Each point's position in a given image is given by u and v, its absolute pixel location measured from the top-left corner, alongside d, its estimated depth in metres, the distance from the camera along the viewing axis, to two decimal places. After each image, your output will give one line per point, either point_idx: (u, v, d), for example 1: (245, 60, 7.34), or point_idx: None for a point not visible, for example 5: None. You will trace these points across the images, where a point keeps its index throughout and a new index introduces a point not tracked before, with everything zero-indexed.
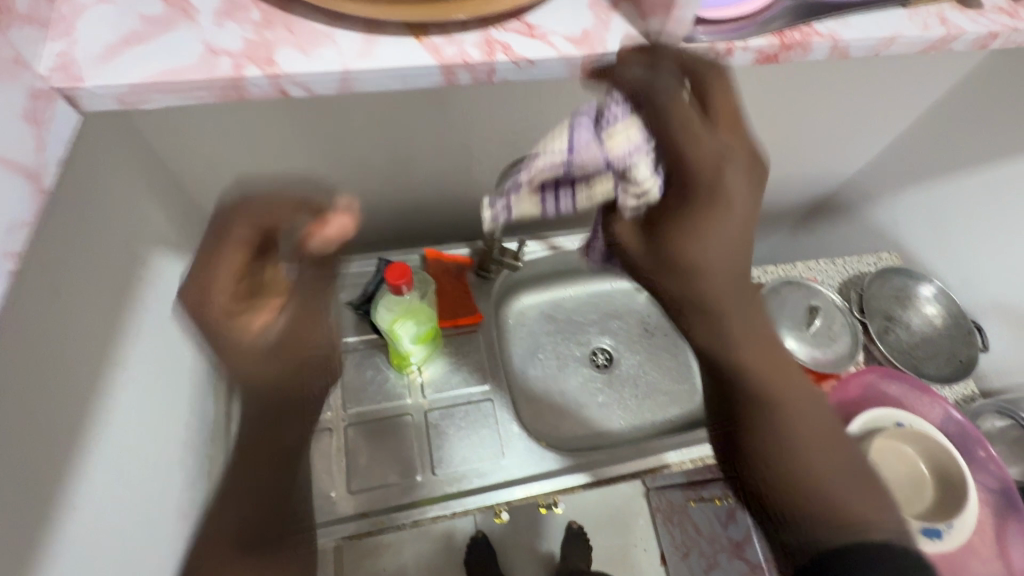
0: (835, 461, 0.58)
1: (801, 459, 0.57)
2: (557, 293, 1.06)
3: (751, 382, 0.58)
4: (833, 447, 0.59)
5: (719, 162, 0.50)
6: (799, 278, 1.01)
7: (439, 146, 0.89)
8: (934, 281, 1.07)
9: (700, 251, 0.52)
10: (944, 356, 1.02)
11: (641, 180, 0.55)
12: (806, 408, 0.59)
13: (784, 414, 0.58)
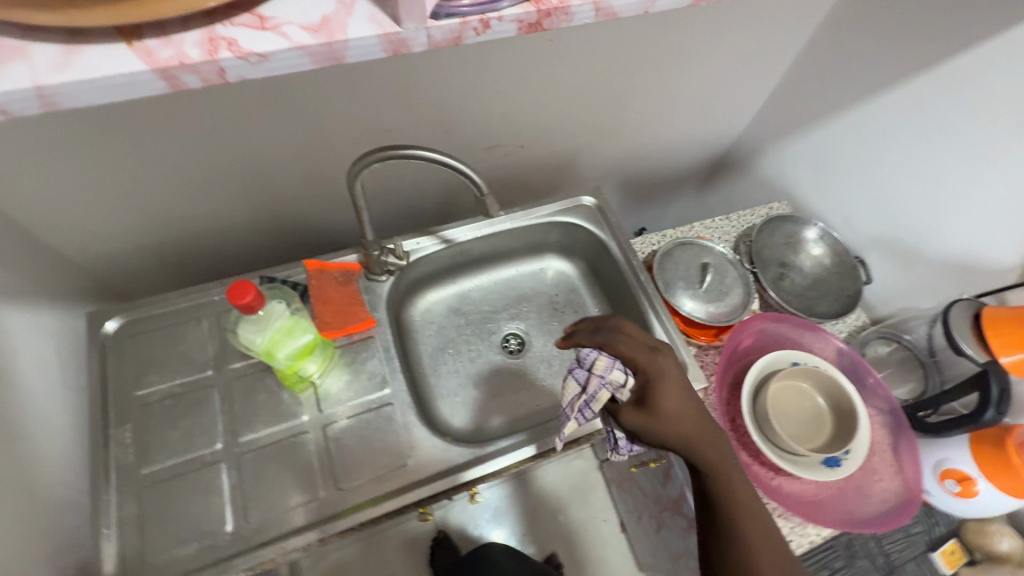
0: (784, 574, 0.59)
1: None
2: (462, 285, 1.07)
3: (727, 505, 0.62)
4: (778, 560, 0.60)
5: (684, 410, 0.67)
6: (690, 238, 1.03)
7: (304, 143, 0.87)
8: (819, 224, 1.12)
9: (675, 411, 0.66)
10: (834, 293, 1.07)
11: (615, 373, 0.69)
12: (758, 525, 0.61)
13: (755, 536, 0.60)
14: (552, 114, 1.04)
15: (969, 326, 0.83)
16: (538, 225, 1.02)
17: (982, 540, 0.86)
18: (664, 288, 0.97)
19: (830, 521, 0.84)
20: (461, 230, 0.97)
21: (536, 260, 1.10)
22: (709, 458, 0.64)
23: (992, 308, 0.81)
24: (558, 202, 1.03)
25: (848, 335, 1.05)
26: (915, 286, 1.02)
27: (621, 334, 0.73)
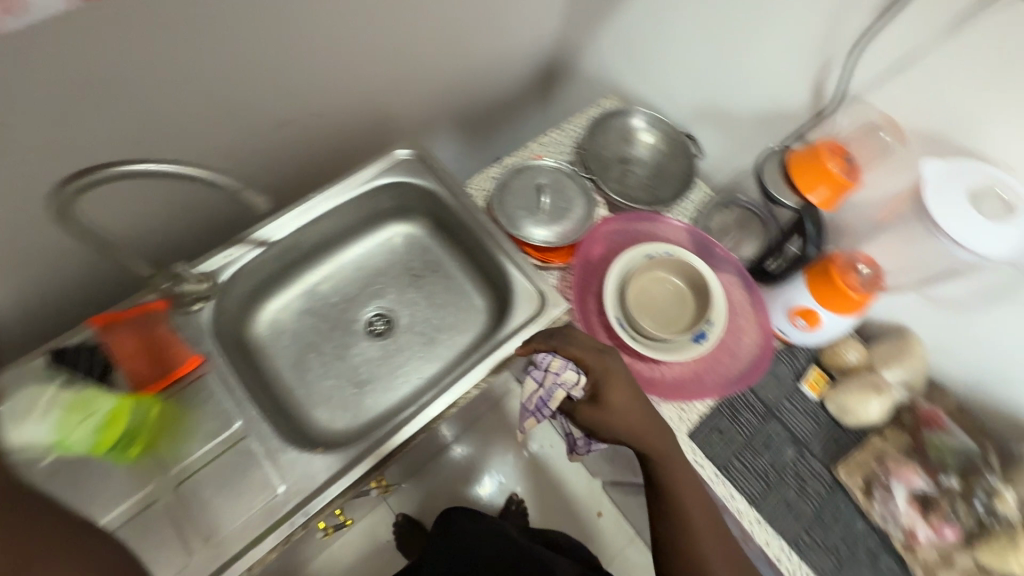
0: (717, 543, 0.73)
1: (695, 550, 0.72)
2: (307, 281, 0.98)
3: (670, 486, 0.74)
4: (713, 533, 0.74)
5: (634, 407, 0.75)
6: (521, 163, 0.99)
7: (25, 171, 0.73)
8: (646, 111, 1.10)
9: (619, 413, 0.74)
10: (674, 177, 1.09)
11: (567, 376, 0.80)
12: (694, 503, 0.74)
13: (692, 509, 0.74)
14: (330, 64, 0.93)
15: (780, 175, 0.86)
16: (362, 195, 0.94)
17: (835, 361, 0.95)
18: (507, 223, 0.93)
19: (706, 392, 0.92)
20: (273, 227, 0.87)
21: (378, 230, 1.03)
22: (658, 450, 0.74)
23: (794, 152, 0.85)
24: (376, 163, 0.94)
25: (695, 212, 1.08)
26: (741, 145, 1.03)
27: (572, 337, 0.79)
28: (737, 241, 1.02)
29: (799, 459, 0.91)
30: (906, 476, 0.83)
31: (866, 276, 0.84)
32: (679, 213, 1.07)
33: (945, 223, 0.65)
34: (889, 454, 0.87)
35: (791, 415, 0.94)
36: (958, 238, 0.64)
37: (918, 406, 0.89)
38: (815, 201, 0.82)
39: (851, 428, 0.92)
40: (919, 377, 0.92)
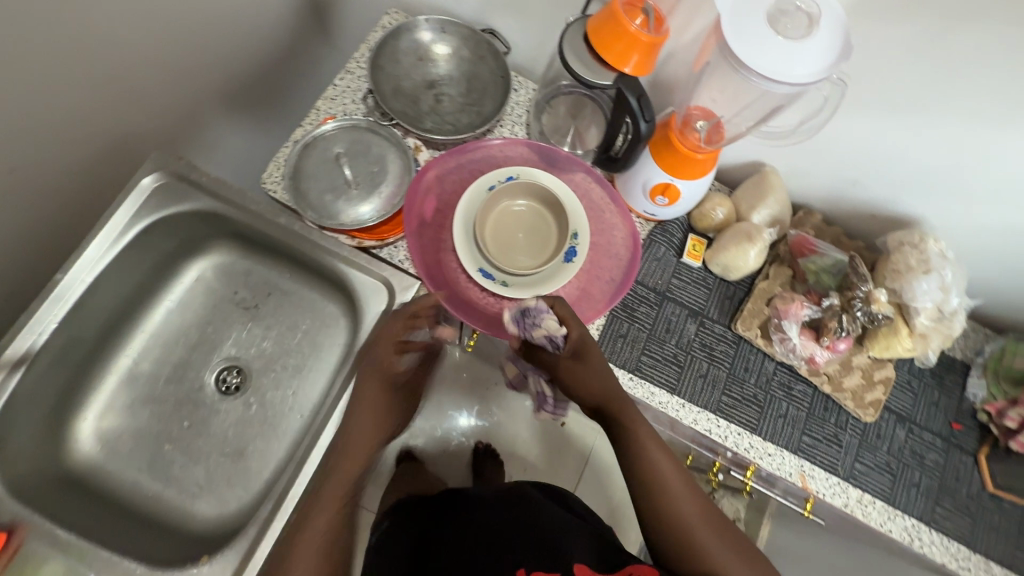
0: (691, 495, 0.69)
1: (671, 507, 0.67)
2: (119, 367, 0.81)
3: (635, 445, 0.71)
4: (687, 487, 0.69)
5: (602, 369, 0.75)
6: (306, 137, 0.81)
7: None
8: (430, 17, 0.92)
9: (585, 380, 0.75)
10: (491, 81, 0.94)
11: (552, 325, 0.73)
12: (664, 460, 0.70)
13: (663, 467, 0.70)
14: None
15: (586, 52, 0.75)
16: (125, 250, 0.74)
17: (706, 223, 0.92)
18: (317, 216, 0.77)
19: (601, 304, 0.86)
20: (23, 337, 0.67)
21: (179, 275, 0.85)
22: (624, 411, 0.73)
23: (591, 21, 0.73)
24: (119, 206, 0.73)
25: (527, 115, 0.95)
26: (544, 25, 0.90)
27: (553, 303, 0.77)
28: (577, 134, 0.93)
29: (701, 330, 0.90)
30: (794, 312, 0.84)
31: (704, 129, 0.78)
32: (512, 124, 0.95)
33: (752, 59, 0.57)
34: (776, 294, 0.88)
35: (683, 290, 0.91)
36: (767, 74, 0.57)
37: (789, 237, 0.89)
38: (629, 71, 0.72)
39: (737, 280, 0.92)
40: (784, 207, 0.91)
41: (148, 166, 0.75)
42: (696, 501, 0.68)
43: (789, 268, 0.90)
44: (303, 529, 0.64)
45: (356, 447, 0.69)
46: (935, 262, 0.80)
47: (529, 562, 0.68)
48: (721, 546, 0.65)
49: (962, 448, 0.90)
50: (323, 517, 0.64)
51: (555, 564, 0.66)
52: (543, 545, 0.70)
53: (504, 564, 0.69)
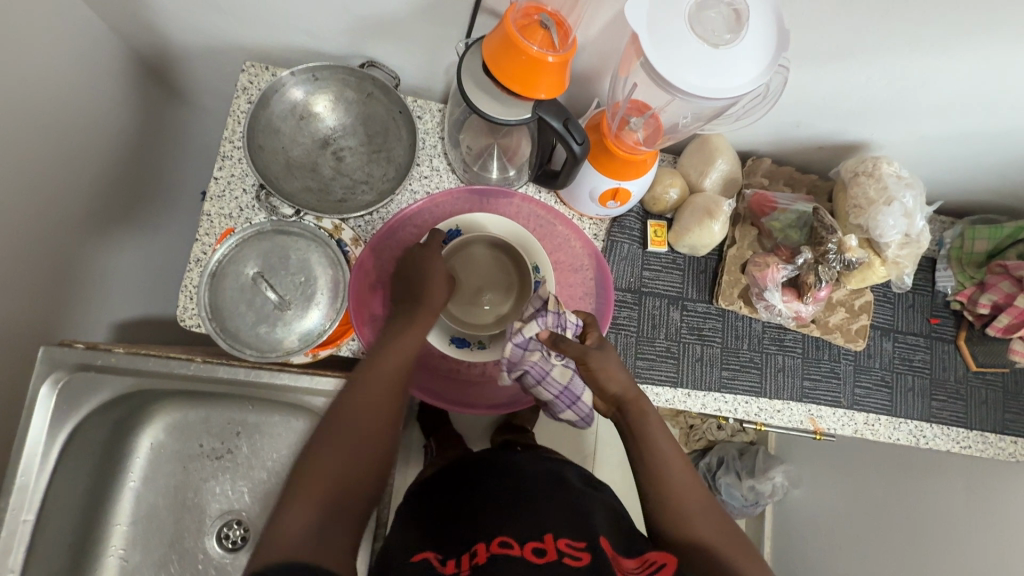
0: (684, 477, 0.64)
1: (664, 490, 0.63)
2: (110, 569, 0.74)
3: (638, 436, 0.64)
4: (684, 474, 0.64)
5: (611, 375, 0.63)
6: (210, 266, 0.71)
7: None
8: (295, 68, 0.77)
9: (607, 373, 0.62)
10: (390, 121, 0.82)
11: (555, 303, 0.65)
12: (667, 446, 0.64)
13: (662, 445, 0.64)
14: None
15: (490, 82, 0.64)
16: (62, 465, 0.66)
17: (662, 205, 0.87)
18: (258, 354, 0.70)
19: None
20: None
21: (132, 451, 0.76)
22: (630, 410, 0.65)
23: (486, 44, 0.62)
24: (35, 424, 0.65)
25: (441, 147, 0.84)
26: (430, 43, 0.77)
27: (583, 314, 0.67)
28: (504, 152, 0.81)
29: (685, 314, 0.88)
30: (771, 277, 0.82)
31: (641, 127, 0.71)
32: (429, 159, 0.84)
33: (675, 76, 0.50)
34: (749, 257, 0.86)
35: (657, 280, 0.88)
36: (692, 91, 0.50)
37: (747, 196, 0.87)
38: (544, 96, 0.63)
39: (706, 253, 0.89)
40: (734, 166, 0.86)
41: (40, 372, 0.65)
42: (689, 488, 0.63)
43: (754, 227, 0.88)
44: (344, 422, 0.54)
45: (407, 342, 0.61)
46: (894, 189, 0.78)
47: (558, 527, 0.63)
48: (693, 510, 0.62)
49: (944, 339, 0.94)
50: (372, 418, 0.55)
51: (581, 533, 0.62)
52: (570, 509, 0.67)
53: (525, 523, 0.64)
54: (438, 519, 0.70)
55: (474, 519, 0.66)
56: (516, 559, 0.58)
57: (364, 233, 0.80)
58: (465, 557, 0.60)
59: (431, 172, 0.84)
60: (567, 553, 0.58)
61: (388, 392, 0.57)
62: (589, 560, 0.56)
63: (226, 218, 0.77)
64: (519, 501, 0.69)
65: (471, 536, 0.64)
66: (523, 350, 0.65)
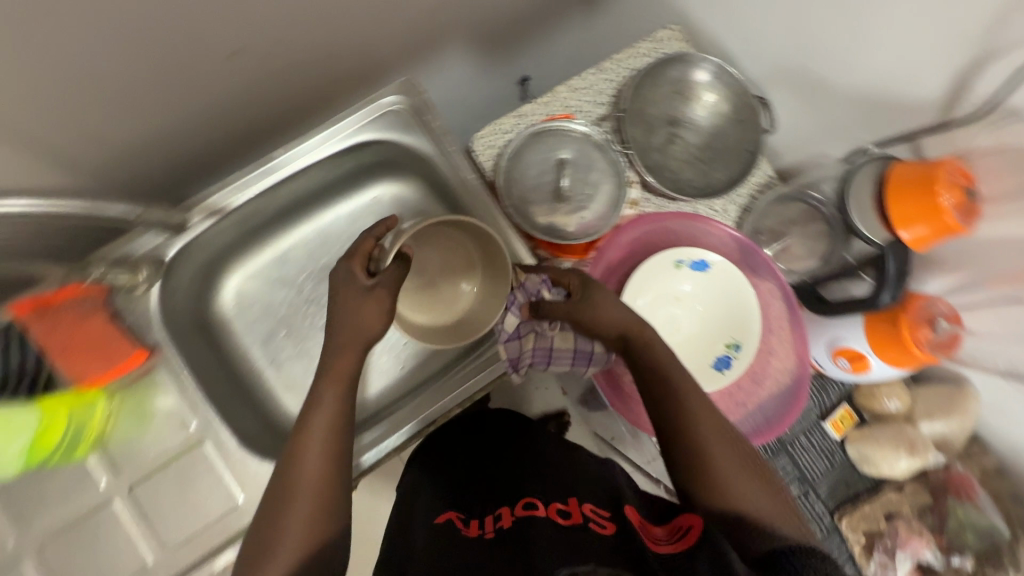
0: (734, 463, 0.57)
1: (705, 469, 0.56)
2: (279, 245, 0.85)
3: (665, 407, 0.59)
4: (733, 458, 0.57)
5: (616, 317, 0.62)
6: (542, 126, 0.80)
7: None
8: (713, 59, 0.86)
9: (604, 305, 0.63)
10: (733, 150, 0.87)
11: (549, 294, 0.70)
12: (706, 423, 0.58)
13: (705, 430, 0.58)
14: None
15: (871, 193, 0.66)
16: (337, 156, 0.77)
17: (870, 404, 0.83)
18: (516, 211, 0.77)
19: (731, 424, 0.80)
20: (228, 192, 0.71)
21: (363, 189, 0.87)
22: (637, 348, 0.62)
23: (899, 166, 0.64)
24: (354, 115, 0.75)
25: (749, 199, 0.88)
26: (828, 130, 0.81)
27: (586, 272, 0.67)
28: (784, 249, 0.85)
29: (802, 501, 0.83)
30: (915, 548, 0.79)
31: (942, 333, 0.69)
32: (731, 200, 0.87)
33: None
34: (900, 513, 0.81)
35: (804, 452, 0.85)
36: None
37: (952, 469, 0.80)
38: (904, 238, 0.64)
39: (863, 475, 0.84)
40: (960, 433, 0.80)
41: (395, 88, 0.76)
42: (743, 469, 0.57)
43: (931, 497, 0.81)
44: (293, 484, 0.52)
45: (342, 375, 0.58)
46: None
47: (585, 498, 0.66)
48: (763, 499, 0.55)
49: None
50: (310, 463, 0.53)
51: (608, 505, 0.65)
52: (607, 489, 0.70)
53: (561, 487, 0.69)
54: (474, 487, 0.77)
55: (503, 488, 0.73)
56: (541, 517, 0.62)
57: (642, 204, 0.85)
58: (487, 521, 0.67)
59: (721, 210, 0.87)
60: (594, 520, 0.60)
61: (325, 437, 0.55)
62: (613, 528, 0.59)
63: (566, 107, 0.87)
64: (546, 473, 0.74)
65: (497, 503, 0.70)
66: (519, 344, 0.71)
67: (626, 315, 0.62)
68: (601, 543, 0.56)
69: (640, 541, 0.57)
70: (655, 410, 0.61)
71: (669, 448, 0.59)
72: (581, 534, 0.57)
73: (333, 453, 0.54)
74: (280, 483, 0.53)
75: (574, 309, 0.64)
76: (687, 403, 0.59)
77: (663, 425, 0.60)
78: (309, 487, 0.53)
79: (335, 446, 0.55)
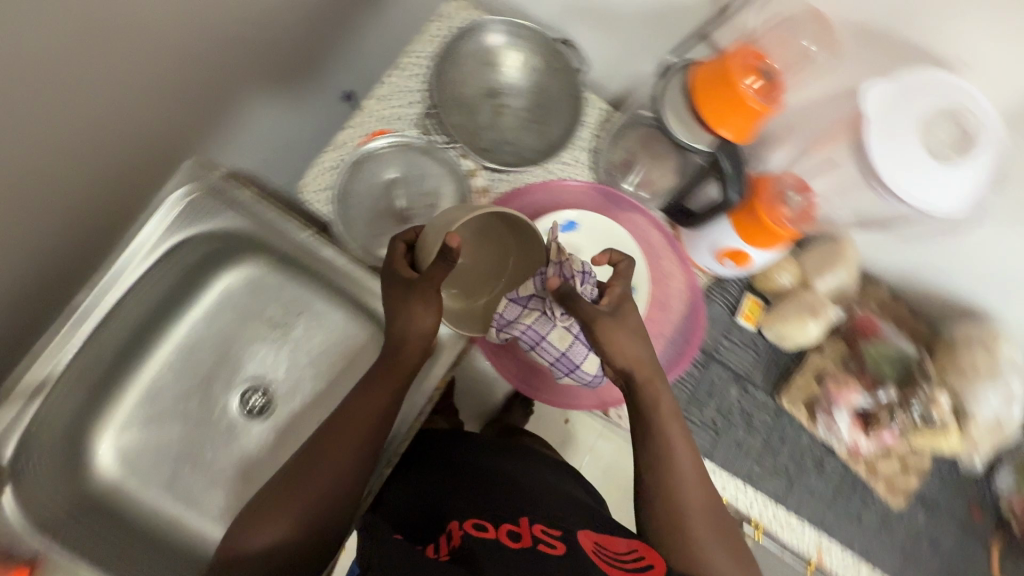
0: (706, 512, 0.61)
1: (677, 503, 0.61)
2: (141, 381, 0.77)
3: (661, 423, 0.62)
4: (703, 507, 0.61)
5: (635, 361, 0.60)
6: (355, 154, 0.75)
7: None
8: (503, 17, 0.79)
9: (618, 344, 0.59)
10: (558, 102, 0.84)
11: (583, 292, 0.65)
12: (688, 457, 0.62)
13: (695, 500, 0.61)
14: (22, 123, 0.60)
15: (683, 103, 0.66)
16: (150, 273, 0.70)
17: (768, 286, 0.87)
18: (361, 251, 0.73)
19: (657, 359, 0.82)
20: (49, 358, 0.66)
21: (208, 287, 0.80)
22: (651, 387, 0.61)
23: (699, 67, 0.64)
24: (148, 224, 0.68)
25: (597, 140, 0.86)
26: (632, 48, 0.79)
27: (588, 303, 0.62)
28: (642, 178, 0.85)
29: (743, 396, 0.89)
30: (846, 398, 0.82)
31: (797, 205, 0.71)
32: (576, 149, 0.85)
33: (869, 155, 0.51)
34: (828, 370, 0.86)
35: (730, 353, 0.89)
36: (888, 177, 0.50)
37: (854, 314, 0.86)
38: (727, 135, 0.64)
39: (788, 350, 0.88)
40: (852, 280, 0.85)
41: (177, 179, 0.69)
42: (713, 527, 0.60)
43: (846, 344, 0.86)
44: (314, 469, 0.63)
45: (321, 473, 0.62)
46: (1004, 370, 0.77)
47: (533, 516, 0.65)
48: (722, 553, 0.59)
49: (979, 537, 0.89)
50: (337, 456, 0.63)
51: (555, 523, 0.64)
52: (555, 501, 0.70)
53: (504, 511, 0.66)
54: (415, 518, 0.71)
55: (450, 504, 0.70)
56: (488, 539, 0.60)
57: (494, 187, 0.82)
58: (443, 541, 0.63)
59: (571, 161, 0.85)
60: (542, 540, 0.59)
61: (358, 427, 0.63)
62: (563, 549, 0.57)
63: (380, 121, 0.81)
64: (501, 488, 0.72)
65: (449, 520, 0.66)
66: (519, 308, 0.68)
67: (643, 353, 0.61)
68: (548, 562, 0.55)
69: (585, 557, 0.56)
70: (649, 426, 0.62)
71: (654, 486, 0.62)
72: (527, 556, 0.56)
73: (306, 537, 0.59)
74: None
75: (599, 318, 0.59)
76: (679, 442, 0.62)
77: (656, 446, 0.62)
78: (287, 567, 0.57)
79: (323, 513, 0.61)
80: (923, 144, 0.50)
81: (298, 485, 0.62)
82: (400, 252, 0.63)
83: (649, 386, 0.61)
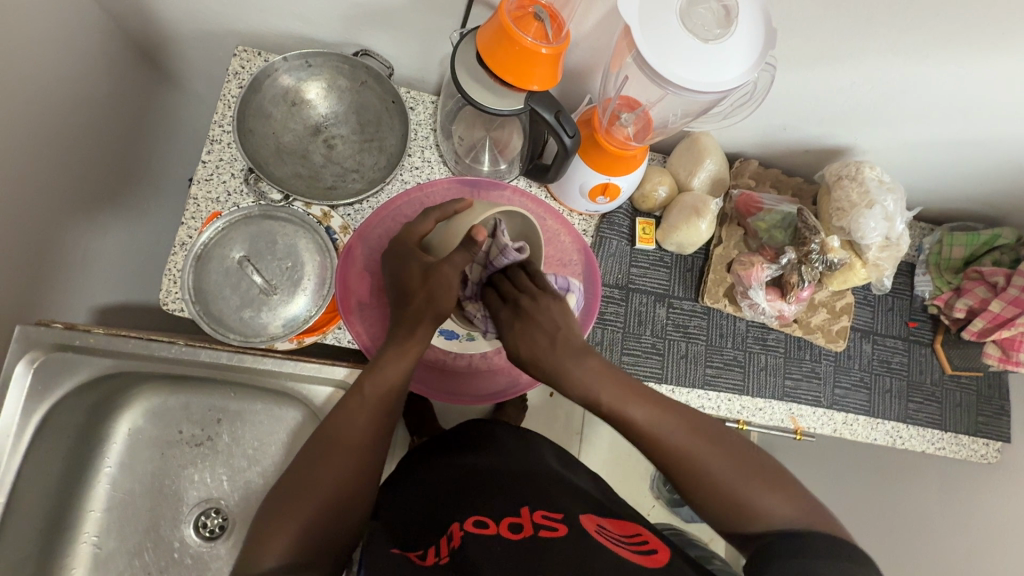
0: (718, 463, 0.51)
1: (679, 472, 0.52)
2: (83, 556, 0.72)
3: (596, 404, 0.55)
4: (716, 453, 0.52)
5: (545, 350, 0.56)
6: (196, 248, 0.71)
7: None
8: (288, 54, 0.76)
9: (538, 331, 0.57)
10: (382, 113, 0.81)
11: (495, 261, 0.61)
12: (653, 419, 0.53)
13: (701, 460, 0.52)
14: None
15: (483, 72, 0.65)
16: (34, 450, 0.66)
17: (651, 203, 0.87)
18: (242, 338, 0.70)
19: (578, 315, 0.80)
20: None
21: (111, 437, 0.75)
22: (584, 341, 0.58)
23: (479, 36, 0.62)
24: (10, 406, 0.65)
25: (435, 135, 0.84)
26: (425, 34, 0.77)
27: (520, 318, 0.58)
28: (495, 145, 0.81)
29: (671, 311, 0.88)
30: (756, 276, 0.84)
31: (631, 124, 0.71)
32: (421, 150, 0.83)
33: (642, 52, 0.53)
34: (735, 257, 0.88)
35: (644, 277, 0.88)
36: (674, 78, 0.53)
37: (733, 196, 0.89)
38: (537, 88, 0.63)
39: (693, 252, 0.90)
40: (722, 164, 0.87)
41: (16, 351, 0.66)
42: (741, 472, 0.51)
43: (740, 227, 0.90)
44: (312, 477, 0.52)
45: (342, 450, 0.54)
46: (875, 192, 0.81)
47: (533, 501, 0.58)
48: (763, 493, 0.50)
49: (921, 342, 0.95)
50: (341, 463, 0.53)
51: (556, 506, 0.57)
52: (550, 480, 0.64)
53: (499, 501, 0.59)
54: (411, 513, 0.62)
55: (448, 508, 0.60)
56: (491, 536, 0.52)
57: (354, 221, 0.80)
58: (442, 544, 0.54)
59: (422, 163, 0.83)
60: (543, 526, 0.53)
61: (362, 427, 0.55)
62: (566, 531, 0.52)
63: (214, 202, 0.76)
64: (505, 484, 0.62)
65: (445, 523, 0.57)
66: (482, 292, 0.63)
67: (545, 331, 0.57)
68: (557, 554, 0.48)
69: (593, 544, 0.50)
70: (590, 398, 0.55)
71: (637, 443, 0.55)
72: (531, 547, 0.49)
73: (307, 528, 0.50)
74: (292, 504, 0.51)
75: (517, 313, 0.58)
76: (631, 411, 0.54)
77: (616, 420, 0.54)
78: (289, 539, 0.50)
79: (335, 502, 0.52)
80: (694, 34, 0.54)
81: (308, 457, 0.54)
82: (427, 228, 0.64)
83: (568, 361, 0.55)
